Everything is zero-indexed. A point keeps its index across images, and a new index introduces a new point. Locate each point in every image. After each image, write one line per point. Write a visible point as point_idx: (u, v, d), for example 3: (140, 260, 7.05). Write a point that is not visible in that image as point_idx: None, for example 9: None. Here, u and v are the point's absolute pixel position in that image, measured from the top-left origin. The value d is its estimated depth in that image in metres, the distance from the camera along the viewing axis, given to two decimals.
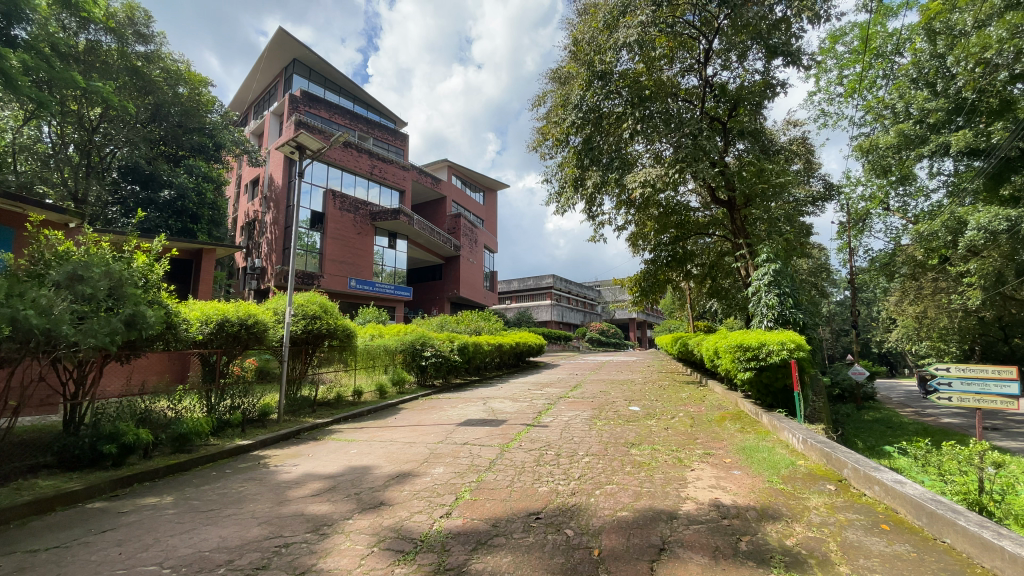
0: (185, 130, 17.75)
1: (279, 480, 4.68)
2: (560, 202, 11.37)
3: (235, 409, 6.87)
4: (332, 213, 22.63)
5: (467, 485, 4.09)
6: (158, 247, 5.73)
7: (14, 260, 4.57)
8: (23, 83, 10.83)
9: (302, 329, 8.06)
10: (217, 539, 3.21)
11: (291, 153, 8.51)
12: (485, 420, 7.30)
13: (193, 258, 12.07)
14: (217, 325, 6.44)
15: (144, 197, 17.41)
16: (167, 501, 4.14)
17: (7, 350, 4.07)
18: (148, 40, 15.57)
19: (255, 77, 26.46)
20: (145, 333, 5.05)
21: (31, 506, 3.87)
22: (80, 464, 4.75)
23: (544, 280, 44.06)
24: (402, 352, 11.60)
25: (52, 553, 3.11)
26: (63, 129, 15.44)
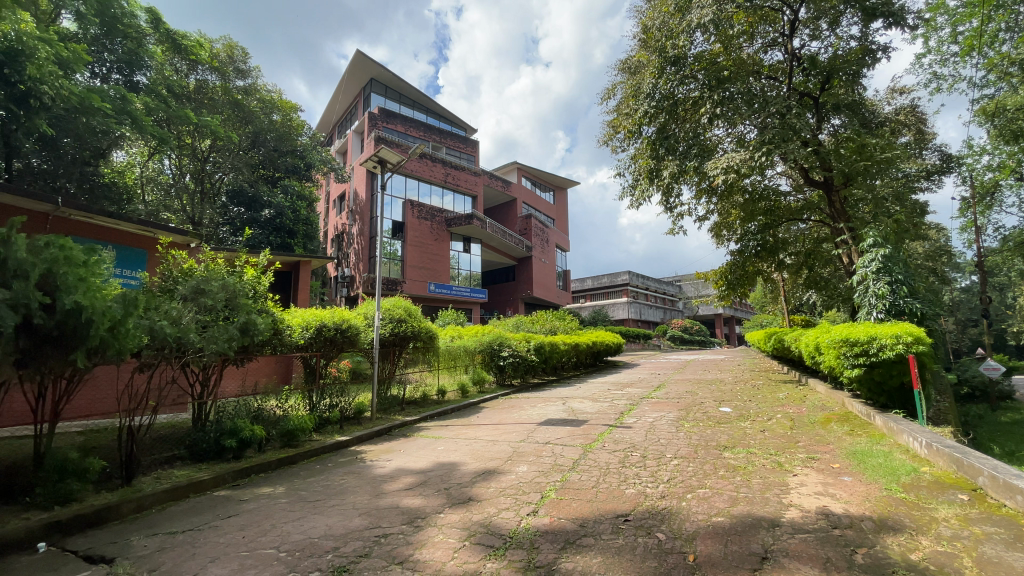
0: (280, 153, 19.32)
1: (375, 474, 4.98)
2: (634, 195, 10.99)
3: (334, 406, 7.38)
4: (411, 222, 23.74)
5: (552, 484, 4.09)
6: (264, 261, 6.31)
7: (150, 277, 5.26)
8: (147, 123, 12.74)
9: (390, 332, 8.51)
10: (324, 527, 3.47)
11: (373, 167, 9.01)
12: (566, 420, 7.25)
13: (292, 270, 13.18)
14: (316, 330, 7.01)
15: (249, 217, 18.95)
16: (280, 491, 4.55)
17: (148, 355, 4.69)
18: (246, 74, 17.49)
19: (338, 98, 28.42)
20: (257, 339, 5.58)
21: (170, 493, 4.44)
22: (206, 456, 5.35)
23: (620, 277, 42.99)
24: (481, 353, 11.94)
25: (187, 535, 3.53)
26: (182, 162, 17.55)
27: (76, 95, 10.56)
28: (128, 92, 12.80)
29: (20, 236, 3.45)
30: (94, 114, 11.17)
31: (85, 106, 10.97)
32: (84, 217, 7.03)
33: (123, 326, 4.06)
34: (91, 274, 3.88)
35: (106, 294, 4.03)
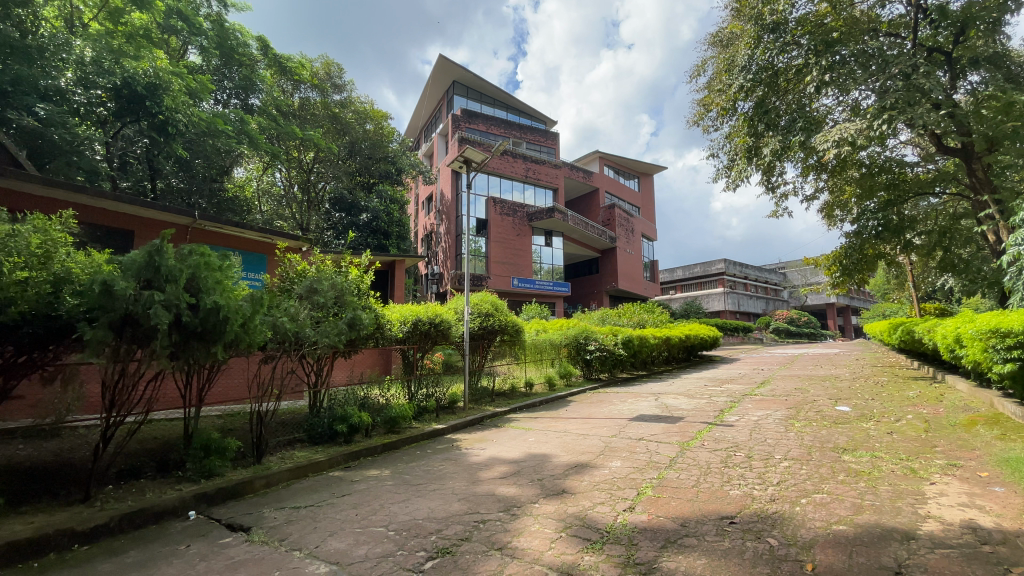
0: (374, 160, 20.34)
1: (471, 462, 5.17)
2: (730, 176, 10.22)
3: (430, 396, 7.79)
4: (494, 219, 24.30)
5: (649, 481, 3.98)
6: (366, 260, 6.76)
7: (270, 278, 5.89)
8: (262, 140, 14.46)
9: (479, 326, 8.79)
10: (426, 510, 3.67)
11: (460, 167, 9.33)
12: (660, 416, 7.02)
13: (389, 269, 14.02)
14: (413, 324, 7.53)
15: (348, 221, 19.91)
16: (386, 474, 4.88)
17: (272, 347, 5.26)
18: (342, 88, 18.91)
19: (424, 102, 29.74)
20: (362, 333, 6.04)
21: (293, 472, 4.96)
22: (322, 439, 5.89)
23: (715, 266, 40.49)
24: (567, 346, 11.97)
25: (309, 510, 3.91)
26: (290, 174, 19.31)
27: (202, 119, 12.18)
28: (245, 114, 14.63)
29: (170, 246, 4.03)
30: (218, 137, 12.80)
31: (211, 130, 12.64)
32: (216, 227, 8.01)
33: (251, 321, 4.57)
34: (225, 276, 4.42)
35: (238, 294, 4.58)
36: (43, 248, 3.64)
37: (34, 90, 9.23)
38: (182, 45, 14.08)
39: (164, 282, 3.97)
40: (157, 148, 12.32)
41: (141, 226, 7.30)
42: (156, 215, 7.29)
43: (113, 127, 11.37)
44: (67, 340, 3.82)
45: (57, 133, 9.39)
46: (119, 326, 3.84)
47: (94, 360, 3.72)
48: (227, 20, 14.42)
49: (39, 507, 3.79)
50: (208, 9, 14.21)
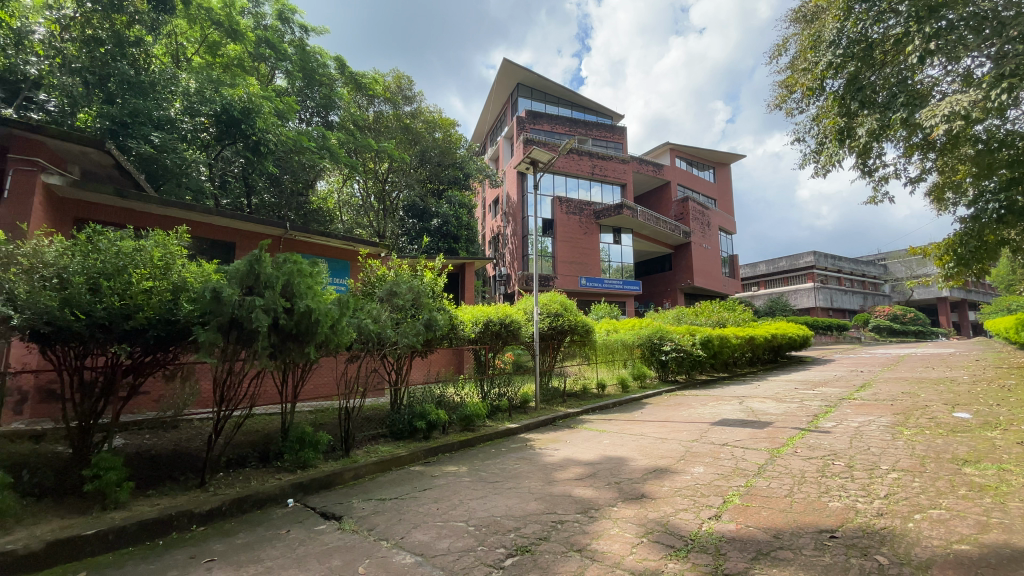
0: (444, 167, 20.93)
1: (545, 462, 5.19)
2: (820, 162, 9.41)
3: (502, 395, 7.89)
4: (560, 218, 24.25)
5: (735, 489, 3.77)
6: (440, 264, 6.98)
7: (354, 283, 6.27)
8: (341, 154, 15.48)
9: (548, 326, 8.79)
10: (504, 507, 3.73)
11: (528, 168, 9.39)
12: (745, 421, 6.63)
13: (460, 272, 14.40)
14: (484, 325, 7.73)
15: (420, 227, 20.60)
16: (463, 471, 5.02)
17: (358, 348, 5.60)
18: (412, 100, 19.70)
19: (489, 107, 30.28)
20: (438, 334, 6.27)
21: (379, 465, 5.25)
22: (403, 435, 6.17)
23: (803, 259, 37.62)
24: (640, 347, 11.71)
25: (393, 502, 4.12)
26: (368, 184, 20.36)
27: (288, 137, 13.27)
28: (326, 131, 15.79)
29: (267, 255, 4.43)
30: (303, 153, 13.95)
31: (297, 147, 13.82)
32: (305, 237, 8.65)
33: (339, 323, 4.90)
34: (315, 282, 4.78)
35: (326, 297, 4.92)
36: (163, 260, 4.09)
37: (150, 121, 10.49)
38: (270, 70, 15.44)
39: (263, 289, 4.38)
40: (251, 166, 13.48)
41: (241, 238, 8.05)
42: (254, 227, 8.00)
43: (213, 149, 12.59)
44: (184, 343, 4.28)
45: (168, 158, 10.59)
46: (226, 329, 4.25)
47: (207, 359, 4.15)
48: (308, 44, 15.71)
49: (163, 490, 4.29)
50: (292, 35, 15.59)
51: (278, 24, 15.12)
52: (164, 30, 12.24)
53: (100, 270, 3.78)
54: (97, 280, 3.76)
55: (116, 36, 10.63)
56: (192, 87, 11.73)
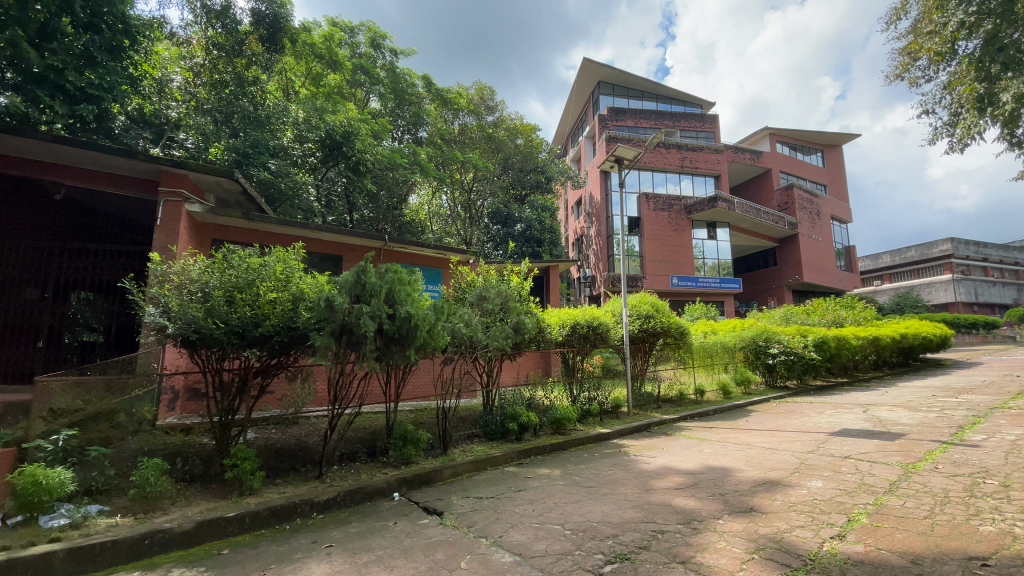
0: (526, 172, 21.15)
1: (642, 469, 5.04)
2: (955, 135, 8.18)
3: (593, 400, 7.81)
4: (647, 215, 23.49)
5: (861, 507, 3.39)
6: (526, 268, 7.03)
7: (446, 289, 6.55)
8: (429, 167, 16.27)
9: (638, 328, 8.54)
10: (601, 513, 3.68)
11: (612, 167, 9.23)
12: (870, 432, 5.93)
13: (545, 275, 14.45)
14: (571, 328, 7.69)
15: (504, 233, 20.94)
16: (557, 474, 5.03)
17: (453, 351, 5.86)
18: (494, 109, 20.23)
19: (570, 108, 30.22)
20: (527, 337, 6.36)
21: (475, 464, 5.45)
22: (496, 436, 6.36)
23: (938, 247, 32.92)
24: (743, 350, 10.99)
25: (490, 501, 4.23)
26: (454, 195, 21.08)
27: (383, 155, 14.30)
28: (416, 147, 16.78)
29: (372, 266, 4.82)
30: (396, 169, 14.96)
31: (391, 164, 14.80)
32: (402, 248, 9.22)
33: (434, 327, 5.18)
34: (413, 288, 5.10)
35: (423, 303, 5.21)
36: (284, 273, 4.59)
37: (267, 150, 11.80)
38: (365, 95, 16.71)
39: (369, 297, 4.76)
40: (352, 185, 14.62)
41: (347, 252, 8.77)
42: (357, 241, 8.68)
43: (319, 171, 13.84)
44: (303, 348, 4.76)
45: (283, 183, 11.83)
46: (338, 334, 4.65)
47: (323, 362, 4.57)
48: (398, 66, 16.79)
49: (288, 480, 4.80)
50: (383, 60, 16.81)
51: (371, 51, 16.41)
52: (276, 68, 13.75)
53: (235, 285, 4.35)
54: (233, 293, 4.33)
55: (237, 78, 12.22)
56: (300, 117, 13.05)
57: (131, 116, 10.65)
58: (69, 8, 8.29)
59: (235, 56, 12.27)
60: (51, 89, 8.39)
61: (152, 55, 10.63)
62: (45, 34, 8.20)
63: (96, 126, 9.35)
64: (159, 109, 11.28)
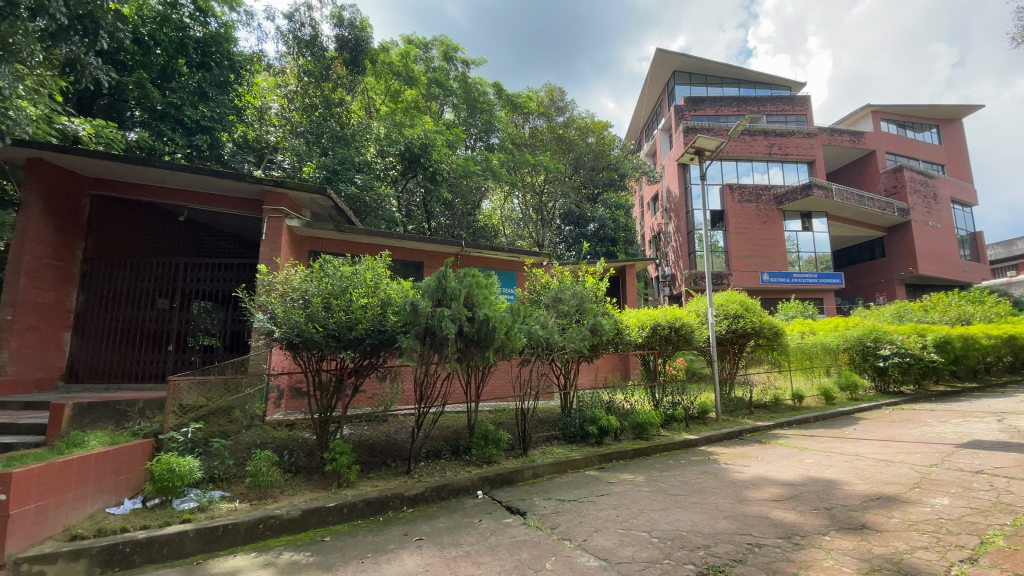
0: (599, 170, 20.78)
1: (734, 478, 4.76)
2: None
3: (677, 404, 7.53)
4: (732, 208, 22.19)
5: (999, 529, 2.96)
6: (602, 268, 6.90)
7: (521, 291, 6.63)
8: (501, 172, 16.53)
9: (726, 329, 8.07)
10: (690, 522, 3.53)
11: (691, 159, 8.83)
12: (1009, 444, 5.16)
13: (621, 275, 14.11)
14: (651, 329, 7.45)
15: (577, 233, 20.56)
16: (641, 480, 4.90)
17: (530, 352, 5.92)
18: (564, 110, 20.15)
19: (644, 101, 29.35)
20: (605, 338, 6.27)
21: (557, 466, 5.46)
22: (576, 438, 6.34)
23: None
24: (847, 351, 10.02)
25: (573, 504, 4.21)
26: (526, 199, 21.13)
27: (458, 164, 14.81)
28: (488, 153, 17.19)
29: (451, 271, 5.01)
30: (470, 177, 15.48)
31: (465, 172, 15.26)
32: (478, 252, 9.46)
33: (511, 329, 5.27)
34: (490, 291, 5.23)
35: (500, 306, 5.32)
36: (373, 280, 4.90)
37: (353, 166, 12.60)
38: (440, 107, 17.39)
39: (450, 300, 4.96)
40: (429, 195, 15.18)
41: (428, 258, 9.16)
42: (436, 247, 9.04)
43: (400, 183, 14.54)
44: (391, 350, 5.02)
45: (368, 196, 12.62)
46: (422, 336, 4.88)
47: (409, 363, 4.83)
48: (470, 76, 17.29)
49: (380, 474, 5.12)
50: (456, 71, 17.39)
51: (444, 64, 17.05)
52: (359, 88, 14.73)
53: (331, 292, 4.72)
54: (329, 300, 4.71)
55: (325, 101, 13.20)
56: (381, 133, 13.88)
57: (237, 143, 11.98)
58: (184, 51, 9.81)
59: (322, 80, 13.33)
60: (173, 123, 9.67)
61: (253, 87, 11.87)
62: (165, 75, 9.73)
63: (209, 154, 10.49)
64: (260, 135, 12.51)
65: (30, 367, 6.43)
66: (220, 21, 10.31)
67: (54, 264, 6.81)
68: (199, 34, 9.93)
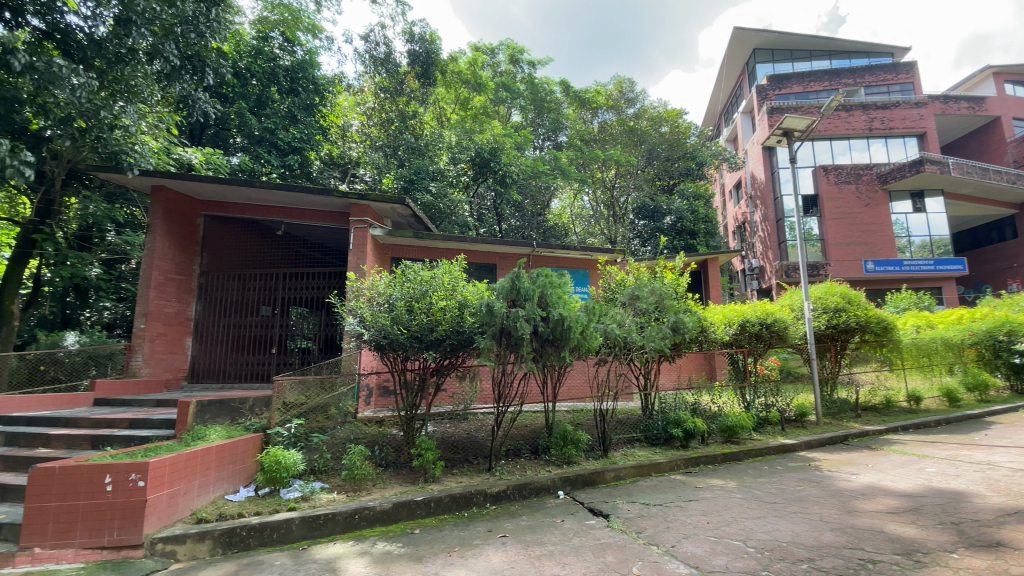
0: (674, 161, 19.94)
1: (840, 487, 4.36)
2: None
3: (770, 406, 7.05)
4: (827, 192, 20.29)
5: None
6: (681, 262, 6.61)
7: (596, 290, 6.54)
8: (570, 170, 16.33)
9: (826, 324, 7.40)
10: (790, 533, 3.28)
11: (777, 142, 8.22)
12: None
13: (701, 269, 13.41)
14: (740, 326, 7.00)
15: (652, 227, 19.80)
16: (732, 486, 4.63)
17: (606, 352, 5.79)
18: (634, 101, 19.57)
19: (721, 84, 27.80)
20: (687, 337, 6.00)
21: (640, 469, 5.32)
22: (659, 441, 6.14)
23: None
24: (974, 347, 8.81)
25: (658, 509, 4.08)
26: (597, 195, 20.70)
27: (527, 165, 14.93)
28: (557, 152, 17.12)
29: (525, 272, 5.04)
30: (539, 177, 15.59)
31: (534, 172, 15.32)
32: (550, 252, 9.45)
33: (587, 328, 5.22)
34: (563, 291, 5.20)
35: (575, 305, 5.29)
36: (450, 282, 5.06)
37: (428, 175, 13.12)
38: (508, 110, 17.63)
39: (524, 301, 5.00)
40: (500, 198, 15.40)
41: (501, 260, 9.30)
42: (509, 249, 9.15)
43: (471, 188, 14.82)
44: (469, 350, 5.18)
45: (442, 203, 13.03)
46: (499, 336, 4.96)
47: (487, 363, 4.92)
48: (536, 77, 17.36)
49: (463, 471, 5.29)
50: (523, 73, 17.56)
51: (511, 67, 17.30)
52: (431, 99, 15.31)
53: (413, 296, 4.95)
54: (411, 303, 4.93)
55: (400, 114, 13.87)
56: (453, 140, 14.35)
57: (325, 160, 12.96)
58: (275, 79, 10.82)
59: (397, 95, 13.97)
60: (268, 147, 10.62)
61: (335, 107, 12.74)
62: (260, 104, 10.75)
63: (300, 172, 11.40)
64: (343, 151, 13.51)
65: (161, 369, 7.39)
66: (305, 49, 11.27)
67: (176, 278, 7.75)
68: (288, 63, 10.96)
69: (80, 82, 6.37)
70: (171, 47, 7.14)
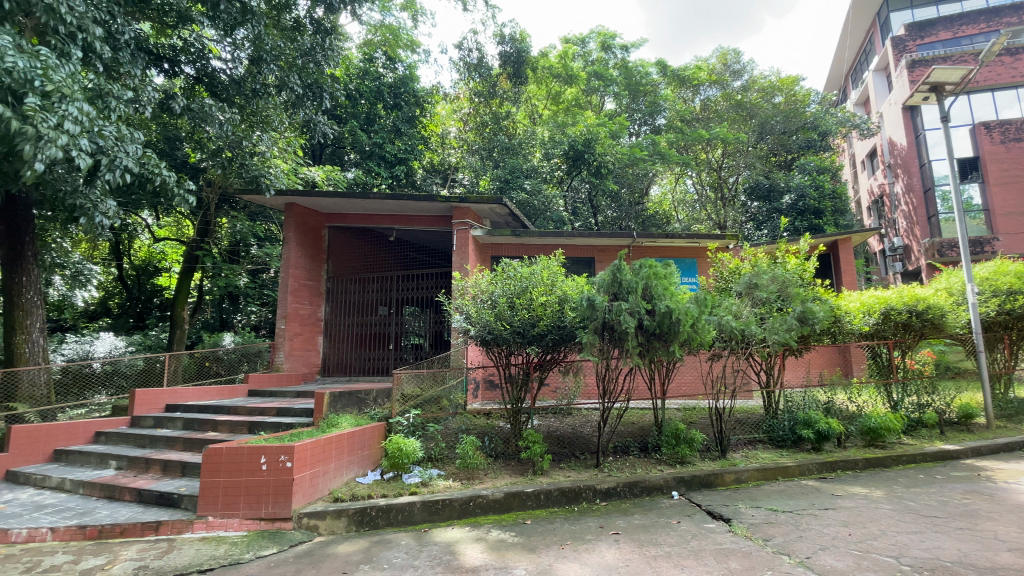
0: (791, 133, 18.04)
1: (1022, 502, 3.66)
2: None
3: (924, 407, 6.14)
4: (990, 152, 16.81)
5: None
6: (807, 246, 6.00)
7: (707, 279, 6.18)
8: (671, 152, 15.29)
9: (998, 311, 6.24)
10: (955, 551, 2.85)
11: (923, 100, 7.09)
12: None
13: (829, 251, 11.99)
14: (883, 315, 6.13)
15: (769, 208, 18.01)
16: (879, 495, 4.10)
17: (720, 345, 5.43)
18: (741, 73, 18.05)
19: (844, 44, 24.82)
20: (817, 328, 5.42)
21: (763, 472, 4.93)
22: (786, 443, 5.62)
23: None
24: None
25: (789, 516, 3.75)
26: (701, 177, 19.37)
27: (623, 153, 14.43)
28: (656, 136, 16.29)
29: (626, 264, 4.91)
30: (638, 164, 14.97)
31: (632, 160, 14.74)
32: (653, 242, 9.07)
33: (698, 321, 4.94)
34: (669, 283, 4.99)
35: (682, 297, 5.04)
36: (550, 278, 5.12)
37: (522, 173, 13.41)
38: (601, 99, 17.24)
39: (626, 294, 4.87)
40: (596, 189, 15.12)
41: (599, 253, 9.13)
42: (606, 242, 8.95)
43: (565, 182, 14.84)
44: (571, 345, 5.20)
45: (537, 200, 13.24)
46: (601, 331, 4.90)
47: (591, 358, 4.88)
48: (630, 61, 16.72)
49: (571, 465, 5.31)
50: (616, 59, 17.02)
51: (603, 54, 16.89)
52: (523, 97, 15.45)
53: (516, 292, 5.09)
54: (513, 299, 5.07)
55: (494, 116, 14.21)
56: (546, 136, 14.41)
57: (427, 168, 13.76)
58: (380, 97, 11.70)
59: (491, 98, 14.34)
60: (378, 160, 11.57)
61: (434, 116, 13.39)
62: (368, 121, 11.69)
63: (407, 181, 12.23)
64: (444, 158, 14.21)
65: (299, 364, 8.39)
66: (405, 64, 12.09)
67: (308, 284, 8.75)
68: (391, 79, 11.79)
69: (225, 117, 7.52)
70: (294, 78, 8.09)
